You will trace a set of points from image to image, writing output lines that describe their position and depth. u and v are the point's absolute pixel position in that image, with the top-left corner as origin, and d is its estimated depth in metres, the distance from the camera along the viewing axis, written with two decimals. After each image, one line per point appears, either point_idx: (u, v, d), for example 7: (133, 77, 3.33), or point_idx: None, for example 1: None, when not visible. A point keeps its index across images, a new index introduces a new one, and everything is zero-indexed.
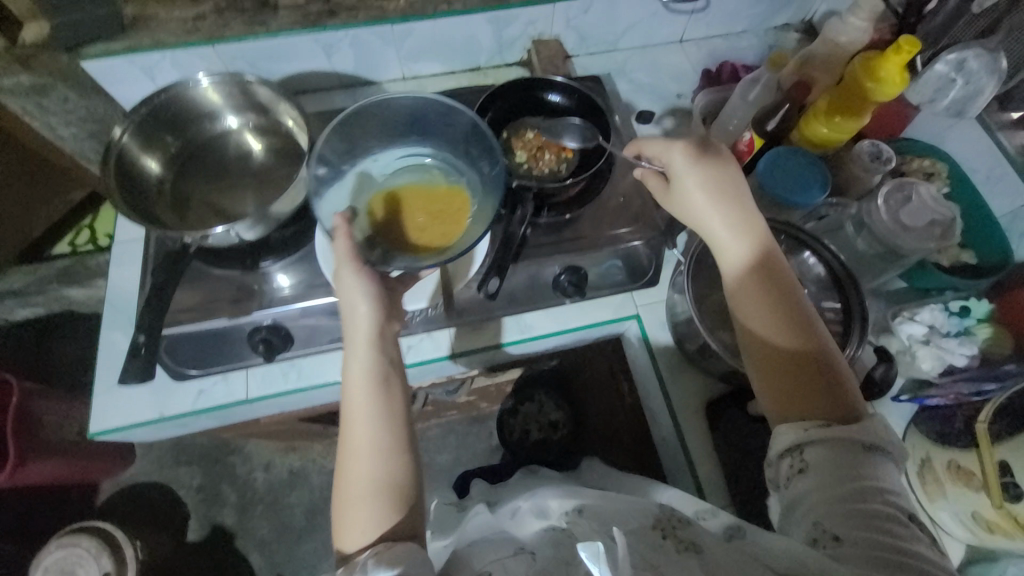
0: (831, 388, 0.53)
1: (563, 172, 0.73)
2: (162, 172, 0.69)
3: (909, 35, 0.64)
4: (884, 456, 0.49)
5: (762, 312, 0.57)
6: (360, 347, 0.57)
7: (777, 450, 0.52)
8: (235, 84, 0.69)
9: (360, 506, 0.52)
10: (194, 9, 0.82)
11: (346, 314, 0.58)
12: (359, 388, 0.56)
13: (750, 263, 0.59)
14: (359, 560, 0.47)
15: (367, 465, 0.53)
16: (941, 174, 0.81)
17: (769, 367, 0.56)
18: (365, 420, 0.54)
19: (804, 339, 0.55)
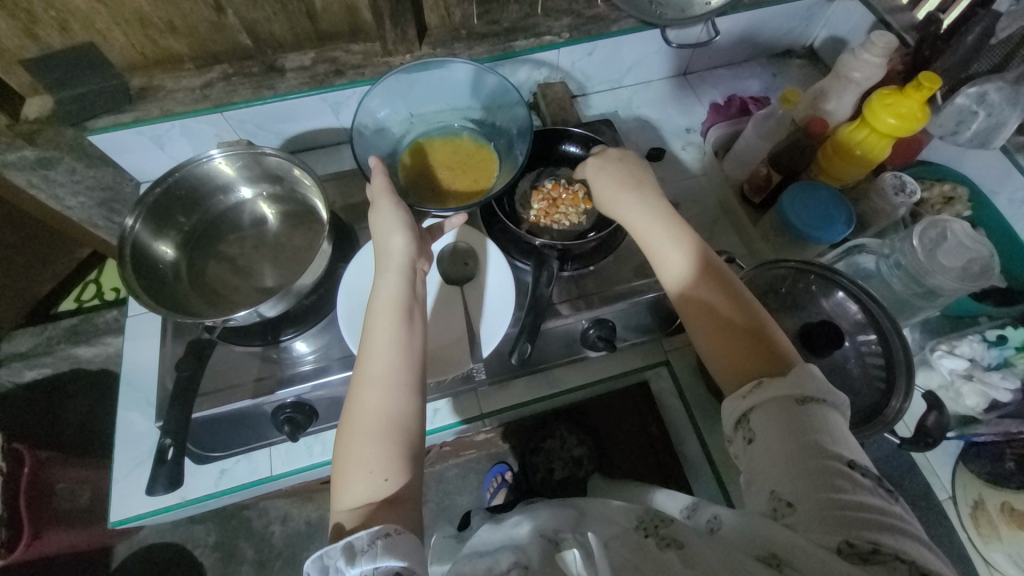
0: (765, 345, 0.50)
1: (584, 227, 0.73)
2: (177, 251, 0.68)
3: (928, 71, 0.64)
4: (822, 405, 0.44)
5: (694, 290, 0.55)
6: (392, 273, 0.58)
7: (731, 424, 0.48)
8: (249, 157, 0.68)
9: (368, 444, 0.49)
10: (202, 76, 0.81)
11: (381, 244, 0.60)
12: (383, 315, 0.55)
13: (670, 253, 0.58)
14: (360, 537, 0.43)
15: (381, 402, 0.51)
16: (963, 198, 0.79)
17: (711, 341, 0.53)
18: (380, 356, 0.53)
19: (727, 304, 0.54)
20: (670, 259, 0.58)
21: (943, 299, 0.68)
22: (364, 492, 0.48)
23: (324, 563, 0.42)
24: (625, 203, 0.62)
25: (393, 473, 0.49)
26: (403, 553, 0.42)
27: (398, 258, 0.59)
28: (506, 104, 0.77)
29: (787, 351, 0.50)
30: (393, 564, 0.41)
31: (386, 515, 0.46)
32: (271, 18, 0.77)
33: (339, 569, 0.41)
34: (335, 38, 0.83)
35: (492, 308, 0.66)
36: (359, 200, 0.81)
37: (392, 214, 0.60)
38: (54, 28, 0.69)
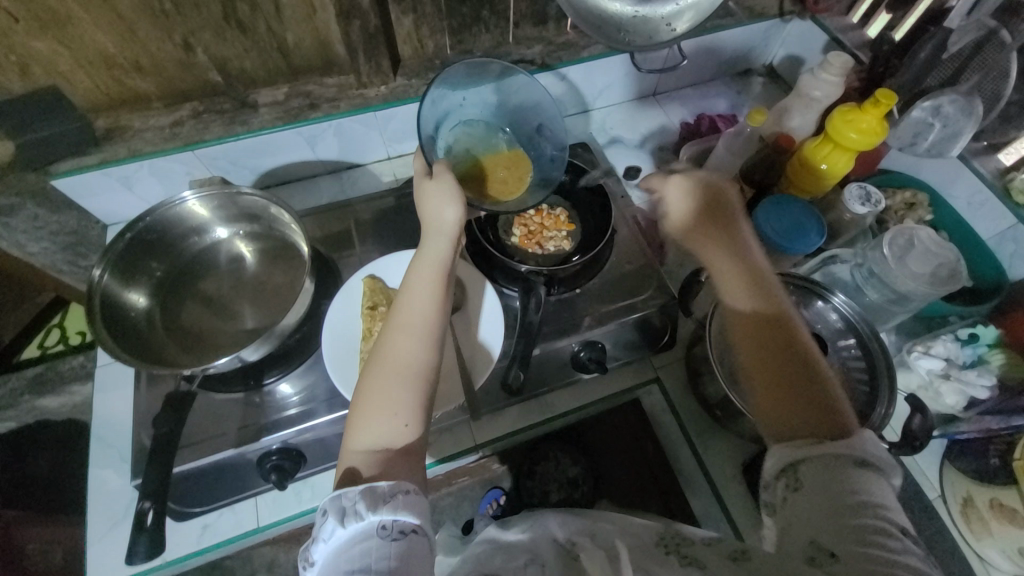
0: (823, 395, 0.50)
1: (566, 250, 0.75)
2: (151, 298, 0.65)
3: (884, 88, 0.68)
4: (878, 475, 0.45)
5: (752, 319, 0.56)
6: (441, 238, 0.59)
7: (772, 471, 0.48)
8: (222, 196, 0.67)
9: (394, 384, 0.51)
10: (171, 114, 0.79)
11: (429, 210, 0.59)
12: (426, 275, 0.57)
13: (738, 278, 0.58)
14: (383, 487, 0.44)
15: (412, 350, 0.53)
16: (924, 204, 0.83)
17: (765, 373, 0.53)
18: (419, 307, 0.55)
19: (786, 342, 0.53)
20: (736, 288, 0.58)
21: (915, 303, 0.71)
22: (384, 434, 0.49)
23: (341, 503, 0.44)
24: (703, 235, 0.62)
25: (414, 421, 0.50)
26: (417, 511, 0.45)
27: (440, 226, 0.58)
28: (546, 121, 0.76)
29: (844, 407, 0.50)
30: (409, 519, 0.43)
31: (397, 467, 0.47)
32: (242, 54, 0.76)
33: (357, 513, 0.43)
34: (308, 72, 0.83)
35: (482, 340, 0.66)
36: (338, 234, 0.79)
37: (448, 188, 0.58)
38: (15, 72, 0.68)
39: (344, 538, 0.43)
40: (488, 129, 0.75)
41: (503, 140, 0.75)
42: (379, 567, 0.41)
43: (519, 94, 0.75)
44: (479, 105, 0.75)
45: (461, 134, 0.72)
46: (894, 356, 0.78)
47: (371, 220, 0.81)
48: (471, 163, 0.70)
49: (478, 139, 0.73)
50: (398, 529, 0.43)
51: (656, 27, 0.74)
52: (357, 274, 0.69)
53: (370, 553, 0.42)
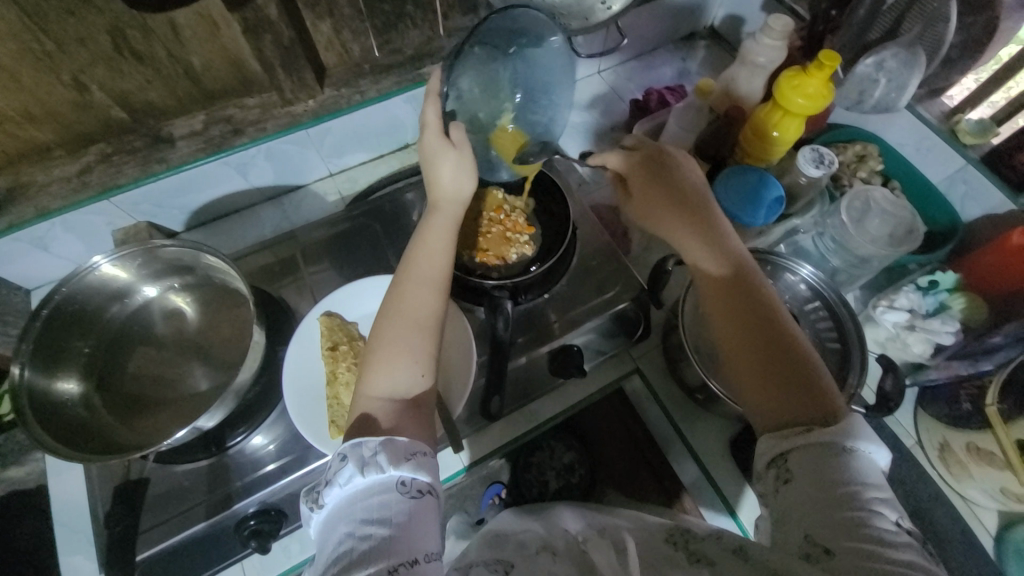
0: (794, 357, 0.50)
1: (529, 257, 0.72)
2: (84, 378, 0.60)
3: (827, 49, 0.66)
4: (869, 458, 0.43)
5: (716, 281, 0.57)
6: (442, 226, 0.58)
7: (763, 461, 0.47)
8: (142, 253, 0.61)
9: (410, 333, 0.52)
10: (76, 161, 0.70)
11: (443, 175, 0.56)
12: (435, 237, 0.57)
13: (698, 241, 0.59)
14: (404, 442, 0.44)
15: (425, 303, 0.53)
16: (875, 156, 0.83)
17: (730, 332, 0.54)
18: (429, 261, 0.56)
19: (754, 302, 0.54)
20: (696, 251, 0.59)
21: (875, 262, 0.72)
22: (402, 383, 0.50)
23: (361, 452, 0.43)
24: (661, 203, 0.62)
25: (429, 370, 0.51)
26: (430, 472, 0.44)
27: (451, 192, 0.57)
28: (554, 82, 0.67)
29: (817, 372, 0.50)
30: (424, 480, 0.43)
31: (411, 416, 0.48)
32: (144, 85, 0.68)
33: (378, 464, 0.42)
34: (225, 95, 0.75)
35: (454, 364, 0.64)
36: (287, 266, 0.74)
37: (466, 160, 0.57)
38: None
39: (361, 486, 0.42)
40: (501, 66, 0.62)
41: (510, 87, 0.64)
42: (395, 520, 0.40)
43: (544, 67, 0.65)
44: (501, 30, 0.59)
45: (474, 73, 0.59)
46: (860, 313, 0.79)
47: (321, 249, 0.76)
48: (479, 128, 0.63)
49: (486, 91, 0.62)
50: (417, 488, 0.42)
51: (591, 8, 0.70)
52: (312, 314, 0.65)
53: (387, 507, 0.41)
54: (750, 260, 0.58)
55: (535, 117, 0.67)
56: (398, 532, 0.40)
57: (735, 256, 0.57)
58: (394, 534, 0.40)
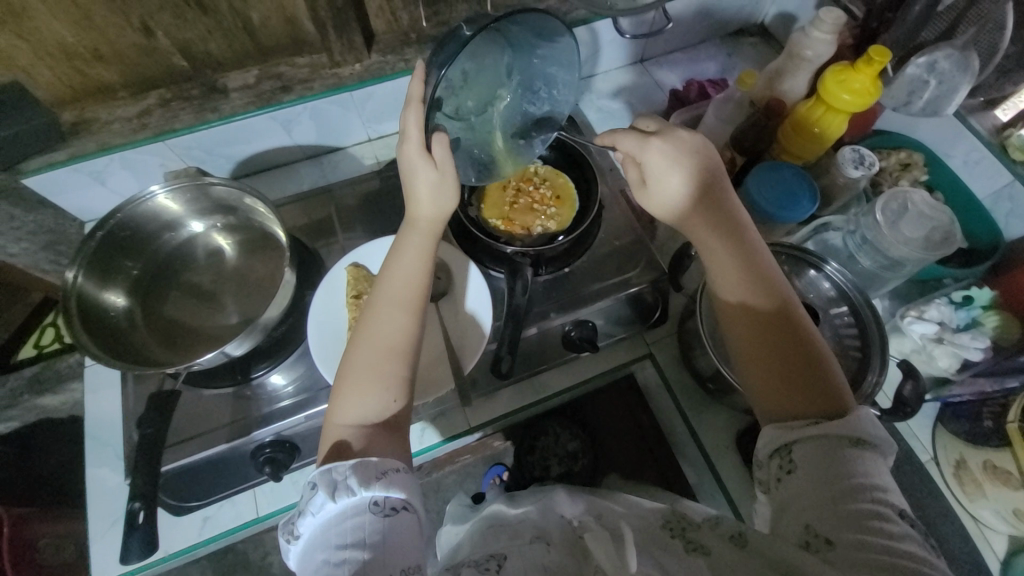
0: (825, 383, 0.49)
1: (552, 230, 0.73)
2: (129, 300, 0.64)
3: (878, 46, 0.65)
4: (875, 453, 0.44)
5: (750, 313, 0.53)
6: (422, 236, 0.57)
7: (764, 453, 0.48)
8: (194, 188, 0.65)
9: (385, 361, 0.52)
10: (137, 104, 0.76)
11: (420, 194, 0.55)
12: (414, 251, 0.56)
13: (722, 258, 0.55)
14: (375, 462, 0.45)
15: (398, 325, 0.54)
16: (919, 164, 0.81)
17: (761, 366, 0.51)
18: (406, 280, 0.55)
19: (784, 329, 0.52)
20: (728, 279, 0.54)
21: (907, 268, 0.70)
22: (373, 409, 0.50)
23: (331, 477, 0.45)
24: (689, 217, 0.56)
25: (401, 395, 0.52)
26: (403, 487, 0.45)
27: (433, 209, 0.55)
28: (559, 78, 0.64)
29: (844, 395, 0.48)
30: (398, 497, 0.45)
31: (384, 440, 0.49)
32: (206, 36, 0.72)
33: (349, 488, 0.44)
34: (277, 52, 0.79)
35: (471, 327, 0.66)
36: (322, 223, 0.78)
37: (448, 178, 0.54)
38: None
39: (335, 512, 0.44)
40: (500, 56, 0.60)
41: (506, 79, 0.62)
42: (369, 541, 0.42)
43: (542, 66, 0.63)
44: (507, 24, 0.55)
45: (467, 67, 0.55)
46: (887, 322, 0.77)
47: (354, 207, 0.79)
48: (469, 119, 0.62)
49: (475, 84, 0.59)
50: (390, 506, 0.44)
51: None
52: (341, 263, 0.68)
53: (363, 528, 0.43)
54: (770, 265, 0.55)
55: (527, 110, 0.66)
56: (374, 551, 0.42)
57: (757, 260, 0.55)
58: (370, 554, 0.41)
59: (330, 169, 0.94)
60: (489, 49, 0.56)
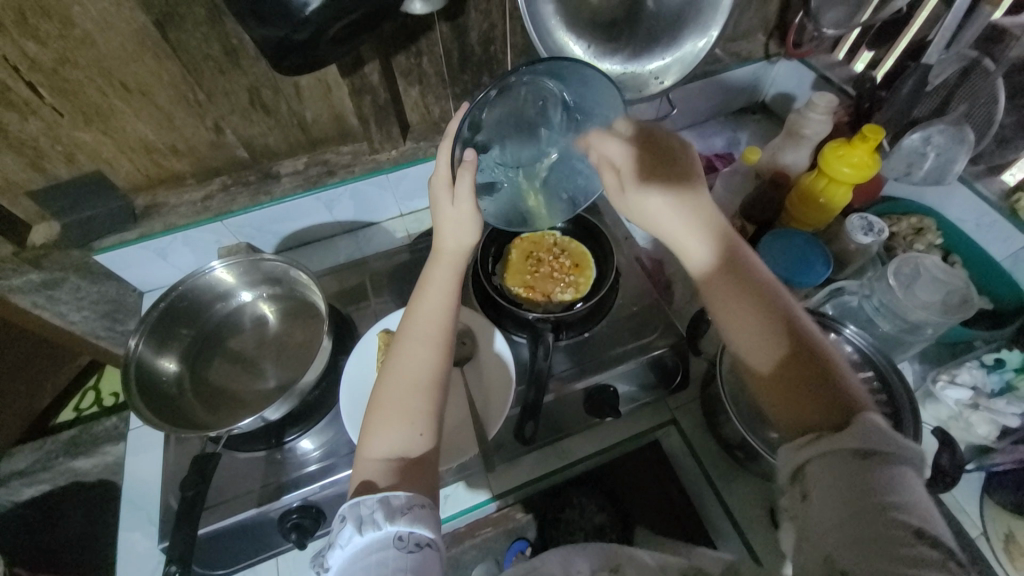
0: (835, 392, 0.47)
1: (570, 298, 0.76)
2: (179, 367, 0.69)
3: (872, 124, 0.70)
4: (892, 465, 0.41)
5: (758, 349, 0.53)
6: (445, 266, 0.61)
7: (785, 478, 0.46)
8: (247, 262, 0.72)
9: (411, 394, 0.54)
10: (203, 189, 0.86)
11: (443, 230, 0.60)
12: (438, 282, 0.60)
13: (727, 300, 0.55)
14: (400, 499, 0.46)
15: (423, 359, 0.56)
16: (932, 229, 0.83)
17: (767, 386, 0.51)
18: (429, 316, 0.59)
19: (793, 344, 0.51)
20: (731, 308, 0.55)
21: (929, 333, 0.70)
22: (401, 441, 0.52)
23: (359, 511, 0.45)
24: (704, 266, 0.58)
25: (427, 428, 0.53)
26: (430, 526, 0.46)
27: (453, 242, 0.60)
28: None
29: (859, 402, 0.46)
30: (424, 534, 0.45)
31: (407, 473, 0.50)
32: (267, 132, 0.83)
33: (375, 522, 0.45)
34: (325, 143, 0.89)
35: (495, 389, 0.68)
36: (357, 292, 0.84)
37: (465, 214, 0.58)
38: (61, 160, 0.75)
39: (362, 545, 0.44)
40: (545, 110, 0.64)
41: (555, 132, 0.67)
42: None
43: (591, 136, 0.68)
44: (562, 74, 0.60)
45: (517, 114, 0.62)
46: (919, 388, 0.76)
47: (386, 275, 0.85)
48: (513, 169, 0.68)
49: (525, 132, 0.65)
50: (414, 542, 0.44)
51: (645, 82, 0.80)
52: (371, 331, 0.72)
53: (388, 564, 0.43)
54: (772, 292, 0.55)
55: (573, 163, 0.70)
56: None
57: (757, 289, 0.55)
58: None
59: (365, 242, 1.01)
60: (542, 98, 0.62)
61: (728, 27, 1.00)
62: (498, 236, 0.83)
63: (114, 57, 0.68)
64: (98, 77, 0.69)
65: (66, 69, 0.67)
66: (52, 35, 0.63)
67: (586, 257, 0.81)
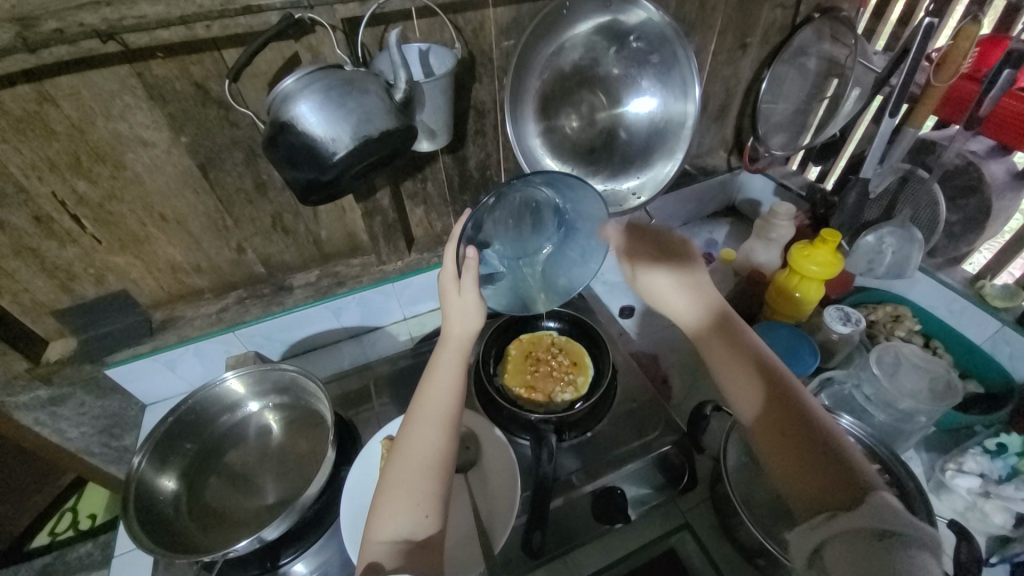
0: (844, 472, 0.48)
1: (570, 398, 0.78)
2: (179, 485, 0.68)
3: (828, 228, 0.79)
4: (906, 545, 0.41)
5: (757, 412, 0.56)
6: (454, 351, 0.64)
7: (803, 562, 0.45)
8: (257, 372, 0.75)
9: (415, 477, 0.55)
10: (218, 302, 0.91)
11: (451, 316, 0.63)
12: (446, 367, 0.63)
13: (734, 368, 0.60)
14: None
15: (430, 442, 0.58)
16: (909, 317, 0.88)
17: (777, 459, 0.52)
18: (436, 401, 0.61)
19: (792, 413, 0.54)
20: (727, 370, 0.60)
21: (925, 423, 0.71)
22: (407, 524, 0.53)
23: None
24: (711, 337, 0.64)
25: (433, 511, 0.54)
26: None
27: (461, 327, 0.63)
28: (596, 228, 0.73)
29: (867, 482, 0.47)
30: None
31: (417, 559, 0.52)
32: (283, 250, 0.92)
33: None
34: (337, 256, 0.97)
35: (497, 497, 0.67)
36: (360, 396, 0.85)
37: (470, 303, 0.62)
38: (91, 281, 0.81)
39: None
40: (537, 211, 0.70)
41: (547, 231, 0.73)
42: None
43: (582, 233, 0.74)
44: (552, 184, 0.66)
45: (511, 219, 0.67)
46: (929, 480, 0.74)
47: (389, 379, 0.87)
48: (514, 263, 0.72)
49: (520, 231, 0.70)
50: None
51: (624, 197, 0.91)
52: (376, 440, 0.71)
53: None
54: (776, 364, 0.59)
55: (568, 254, 0.76)
56: None
57: (760, 364, 0.59)
58: None
59: (370, 348, 1.04)
60: (533, 206, 0.68)
61: (693, 147, 1.15)
62: (500, 337, 0.87)
63: (157, 192, 0.77)
64: (138, 209, 0.77)
65: (111, 203, 0.75)
66: (103, 175, 0.72)
67: (584, 354, 0.84)
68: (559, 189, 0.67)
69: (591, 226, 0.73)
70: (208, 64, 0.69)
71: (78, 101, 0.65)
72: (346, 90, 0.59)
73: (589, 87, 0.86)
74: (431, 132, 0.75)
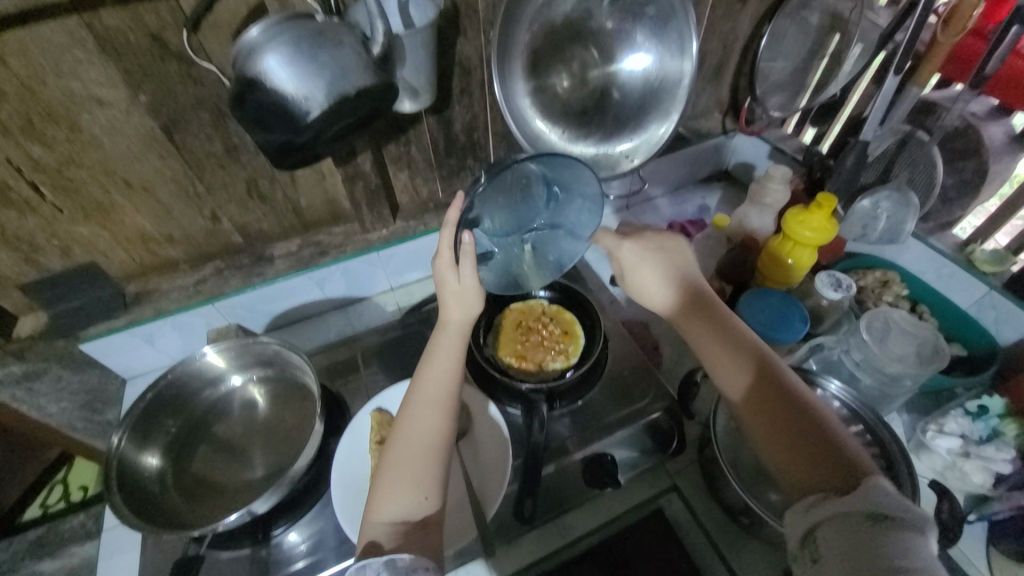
0: (835, 454, 0.49)
1: (561, 366, 0.77)
2: (163, 461, 0.67)
3: (824, 193, 0.77)
4: (898, 528, 0.41)
5: (747, 394, 0.56)
6: (455, 335, 0.62)
7: (795, 540, 0.45)
8: (239, 347, 0.72)
9: (416, 462, 0.55)
10: (195, 274, 0.88)
11: (450, 299, 0.61)
12: (445, 351, 0.61)
13: (721, 353, 0.59)
14: (405, 561, 0.47)
15: (430, 427, 0.57)
16: (898, 281, 0.87)
17: (768, 441, 0.52)
18: (435, 385, 0.59)
19: (782, 397, 0.54)
20: (715, 356, 0.59)
21: (909, 386, 0.73)
22: (406, 507, 0.53)
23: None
24: (695, 322, 0.63)
25: (431, 493, 0.55)
26: None
27: (460, 311, 0.61)
28: (590, 206, 0.69)
29: (859, 464, 0.47)
30: None
31: (415, 539, 0.52)
32: (261, 218, 0.87)
33: None
34: (318, 225, 0.93)
35: (490, 468, 0.68)
36: (347, 366, 0.84)
37: (469, 286, 0.60)
38: (56, 253, 0.76)
39: None
40: (528, 189, 0.66)
41: (537, 206, 0.70)
42: None
43: (575, 208, 0.70)
44: (541, 165, 0.62)
45: (501, 201, 0.64)
46: (910, 440, 0.76)
47: (377, 350, 0.86)
48: (507, 244, 0.71)
49: (511, 211, 0.67)
50: None
51: (617, 160, 0.88)
52: (365, 412, 0.70)
53: None
54: (763, 348, 0.59)
55: (564, 231, 0.73)
56: None
57: (749, 349, 0.59)
58: None
59: (356, 319, 1.02)
60: (523, 185, 0.65)
61: (688, 108, 1.11)
62: (489, 306, 0.85)
63: (119, 157, 0.71)
64: (100, 175, 0.72)
65: (70, 169, 0.70)
66: (58, 139, 0.66)
67: (575, 322, 0.83)
68: (550, 169, 0.63)
69: (585, 203, 0.69)
70: (164, 12, 0.63)
71: (24, 56, 0.59)
72: (318, 43, 0.54)
73: (581, 42, 0.81)
74: (413, 91, 0.71)
